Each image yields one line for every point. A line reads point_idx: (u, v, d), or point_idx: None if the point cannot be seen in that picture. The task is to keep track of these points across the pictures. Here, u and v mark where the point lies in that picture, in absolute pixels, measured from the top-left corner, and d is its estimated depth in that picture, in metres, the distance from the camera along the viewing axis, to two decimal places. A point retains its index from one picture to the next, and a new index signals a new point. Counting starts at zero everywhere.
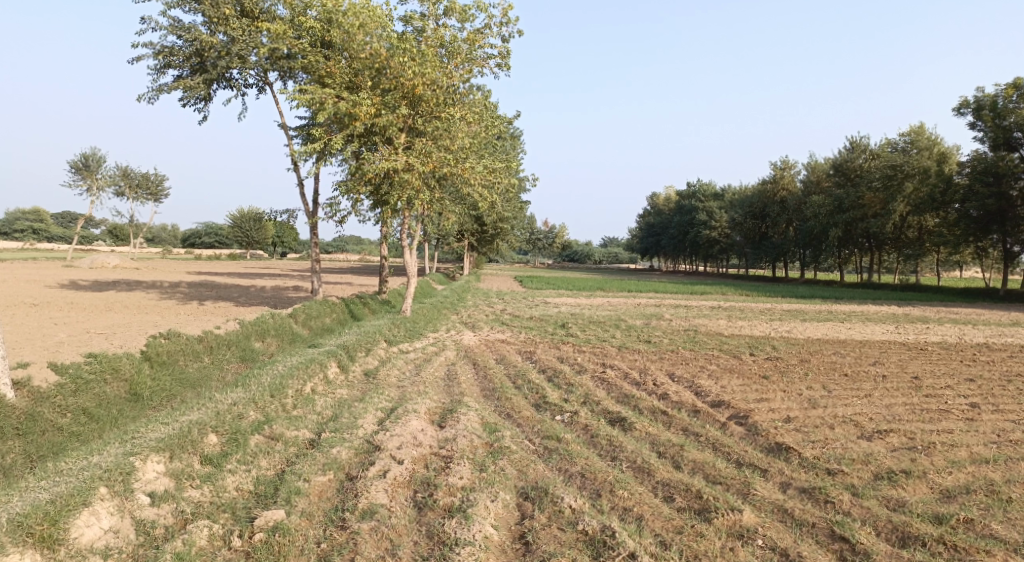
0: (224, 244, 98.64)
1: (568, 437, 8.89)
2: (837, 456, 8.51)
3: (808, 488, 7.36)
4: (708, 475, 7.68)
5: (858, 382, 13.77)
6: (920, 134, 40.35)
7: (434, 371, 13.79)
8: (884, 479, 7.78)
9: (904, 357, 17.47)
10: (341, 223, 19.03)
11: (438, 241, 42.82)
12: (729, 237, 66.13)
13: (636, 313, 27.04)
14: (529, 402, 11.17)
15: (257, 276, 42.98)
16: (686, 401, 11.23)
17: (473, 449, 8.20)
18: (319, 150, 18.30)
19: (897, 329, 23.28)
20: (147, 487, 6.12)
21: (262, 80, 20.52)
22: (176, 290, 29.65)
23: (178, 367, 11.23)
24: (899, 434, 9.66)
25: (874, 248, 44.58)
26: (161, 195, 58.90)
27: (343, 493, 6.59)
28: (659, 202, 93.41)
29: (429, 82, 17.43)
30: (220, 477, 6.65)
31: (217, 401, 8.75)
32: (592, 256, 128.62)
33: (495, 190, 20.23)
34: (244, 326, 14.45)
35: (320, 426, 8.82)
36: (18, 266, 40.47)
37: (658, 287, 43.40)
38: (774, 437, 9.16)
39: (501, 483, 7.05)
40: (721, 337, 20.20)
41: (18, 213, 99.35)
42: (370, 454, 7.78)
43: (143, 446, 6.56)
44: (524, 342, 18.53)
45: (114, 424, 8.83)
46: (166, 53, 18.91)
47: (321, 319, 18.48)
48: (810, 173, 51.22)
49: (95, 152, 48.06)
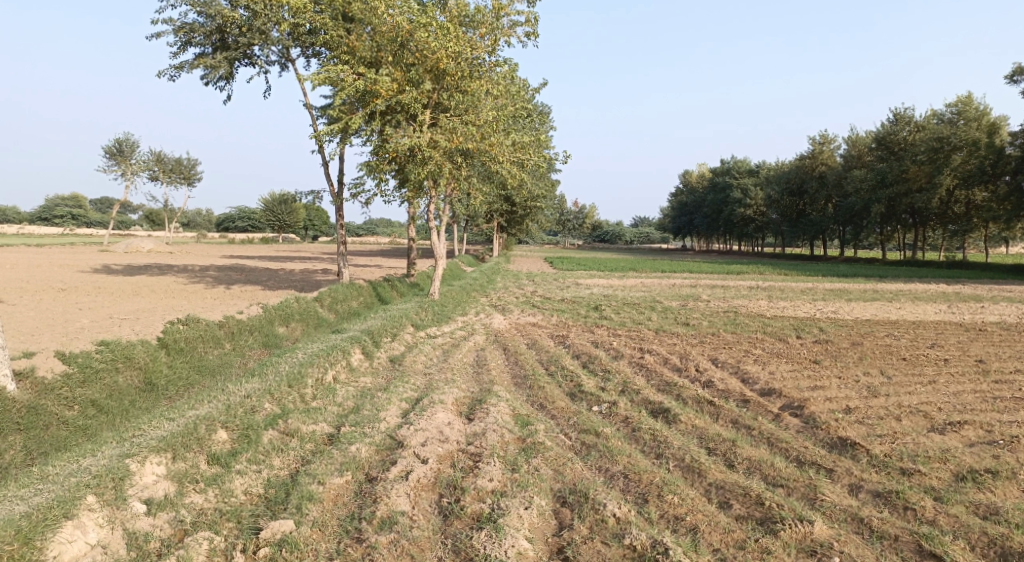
0: (257, 227, 99.63)
1: (607, 431, 8.14)
2: (911, 453, 7.59)
3: (884, 492, 6.49)
4: (766, 476, 6.87)
5: (919, 367, 12.67)
6: (968, 105, 38.45)
7: (463, 357, 13.16)
8: (968, 480, 6.85)
9: (963, 338, 16.25)
10: (366, 204, 18.44)
11: (467, 221, 42.18)
12: (765, 215, 64.42)
13: (671, 294, 26.07)
14: (563, 391, 10.44)
15: (287, 259, 42.91)
16: (734, 390, 10.37)
17: (504, 446, 7.50)
18: (343, 129, 17.74)
19: (951, 308, 21.92)
20: (144, 494, 5.59)
21: (285, 57, 19.93)
22: (206, 273, 29.56)
23: (197, 354, 10.77)
24: (975, 426, 8.67)
25: (919, 224, 42.70)
26: (194, 179, 59.18)
27: (360, 498, 5.93)
28: (692, 179, 91.52)
29: (453, 54, 16.55)
30: (227, 479, 6.08)
31: (229, 392, 8.19)
32: (623, 236, 126.93)
33: (524, 167, 19.36)
34: (266, 311, 14.00)
35: (339, 419, 8.21)
36: (56, 251, 41.03)
37: (693, 267, 42.22)
38: (837, 432, 8.26)
39: (536, 487, 6.34)
40: (763, 319, 19.15)
41: (57, 199, 101.44)
42: (391, 451, 7.13)
43: (141, 446, 6.04)
44: (556, 326, 17.77)
45: (126, 416, 8.39)
46: (187, 30, 18.37)
47: (347, 303, 17.97)
48: (850, 147, 49.25)
49: (129, 137, 48.32)
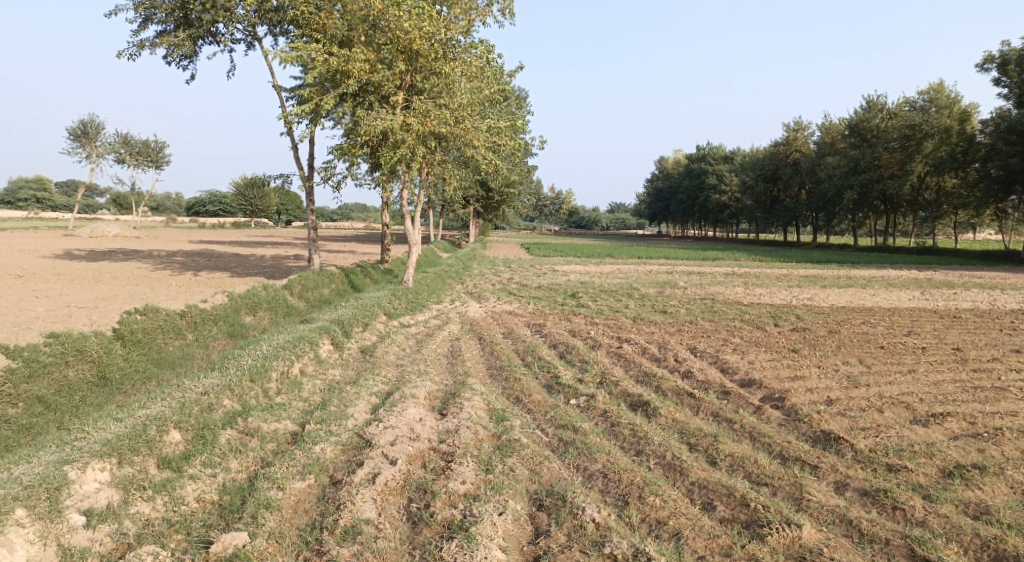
0: (229, 212, 97.68)
1: (586, 427, 7.82)
2: (896, 447, 7.41)
3: (871, 490, 6.36)
4: (750, 474, 6.65)
5: (898, 356, 12.56)
6: (939, 92, 38.77)
7: (437, 347, 12.76)
8: (956, 477, 6.69)
9: (939, 326, 16.22)
10: (338, 189, 17.87)
11: (442, 206, 41.58)
12: (739, 201, 64.66)
13: (648, 281, 25.85)
14: (540, 383, 10.11)
15: (259, 245, 41.90)
16: (714, 381, 10.12)
17: (478, 444, 7.15)
18: (313, 111, 17.13)
19: (924, 295, 22.02)
20: (83, 504, 5.13)
21: (251, 35, 19.14)
22: (172, 259, 28.68)
23: (156, 346, 10.22)
24: (958, 417, 8.52)
25: (890, 211, 43.08)
26: (162, 162, 57.51)
27: (323, 505, 5.53)
28: (668, 165, 91.66)
29: (427, 35, 15.99)
30: (178, 485, 5.61)
31: (185, 389, 7.65)
32: (600, 222, 126.78)
33: (499, 152, 18.90)
34: (232, 299, 13.44)
35: (305, 416, 7.77)
36: (17, 236, 39.54)
37: (669, 253, 42.12)
38: (819, 425, 8.06)
39: (511, 490, 6.02)
40: (740, 306, 19.01)
41: (20, 182, 98.60)
42: (358, 451, 6.73)
43: (83, 451, 5.54)
44: (533, 314, 17.46)
45: (76, 413, 7.86)
46: (147, 7, 17.50)
47: (318, 291, 17.43)
48: (824, 134, 49.44)
49: (93, 118, 46.66)
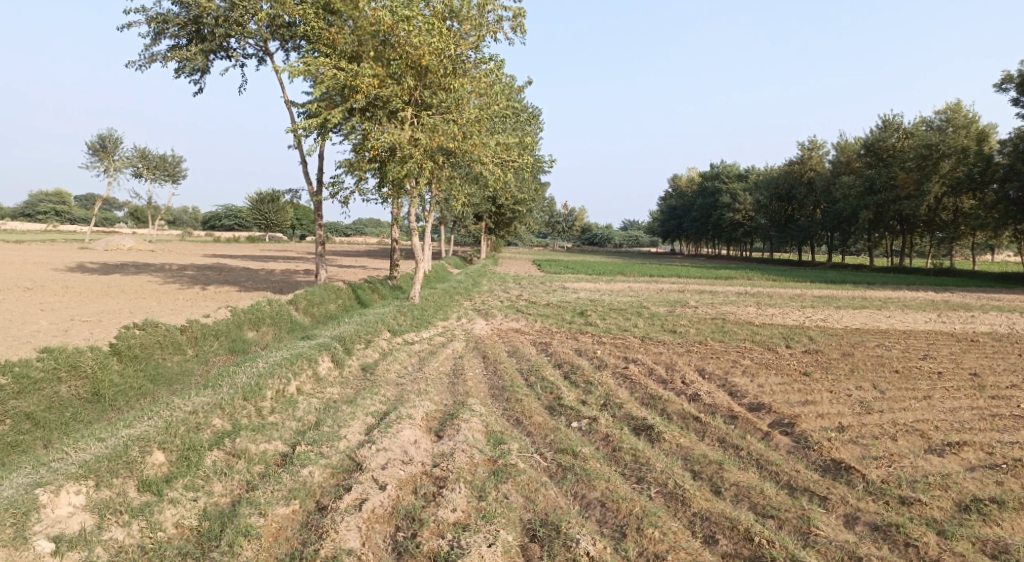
0: (244, 226, 98.47)
1: (586, 452, 7.57)
2: (909, 478, 7.08)
3: (882, 525, 6.06)
4: (755, 505, 6.35)
5: (913, 380, 12.16)
6: (956, 113, 38.34)
7: (440, 366, 12.54)
8: (973, 511, 6.36)
9: (956, 350, 15.79)
10: (345, 203, 17.80)
11: (454, 223, 41.54)
12: (753, 220, 64.23)
13: (659, 299, 25.52)
14: (542, 404, 9.85)
15: (271, 259, 41.98)
16: (722, 405, 9.80)
17: (473, 468, 6.90)
18: (322, 124, 17.13)
19: (941, 317, 21.54)
20: (54, 529, 4.98)
21: (263, 50, 19.25)
22: (183, 272, 28.73)
23: (153, 361, 10.10)
24: (975, 447, 8.16)
25: (906, 231, 42.49)
26: (179, 176, 58.09)
27: (305, 532, 5.37)
28: (681, 184, 91.47)
29: (437, 51, 15.94)
30: (156, 510, 5.46)
31: (175, 407, 7.50)
32: (613, 240, 126.52)
33: (508, 168, 18.76)
34: (235, 314, 13.34)
35: (297, 436, 7.57)
36: (33, 248, 39.91)
37: (681, 271, 41.71)
38: (830, 453, 7.73)
39: (503, 519, 5.78)
40: (752, 327, 18.66)
41: (40, 194, 100.00)
42: (349, 475, 6.51)
43: (58, 473, 5.41)
44: (539, 332, 17.22)
45: (65, 430, 7.73)
46: (160, 21, 17.65)
47: (324, 306, 17.32)
48: (839, 153, 49.04)
49: (112, 132, 47.27)
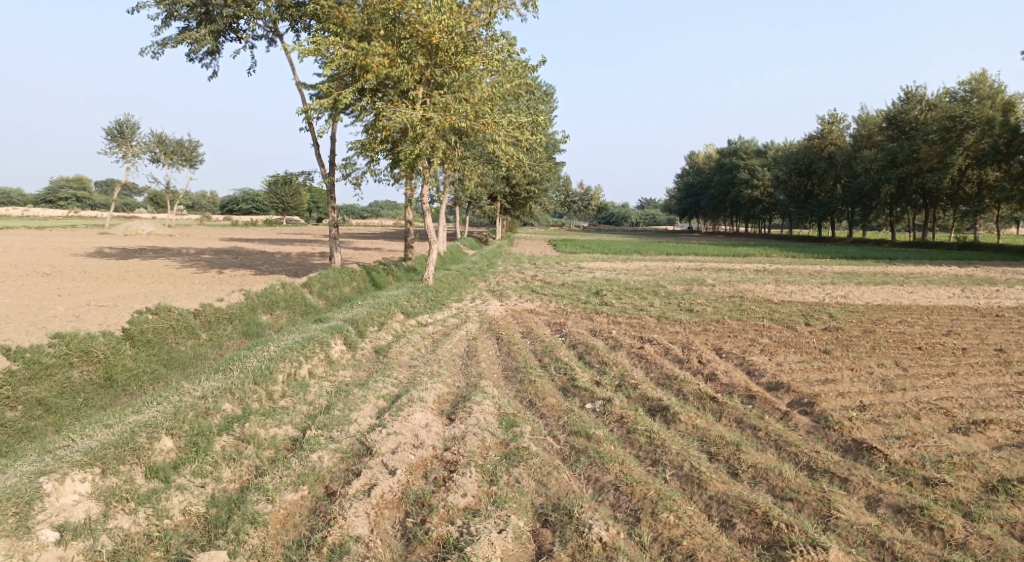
0: (261, 210, 99.09)
1: (600, 434, 7.41)
2: (934, 459, 6.84)
3: (906, 507, 5.87)
4: (774, 488, 6.18)
5: (936, 358, 11.84)
6: (982, 82, 37.18)
7: (452, 347, 12.43)
8: (1001, 493, 6.13)
9: (980, 325, 15.37)
10: (358, 185, 17.64)
11: (468, 204, 41.37)
12: (772, 196, 63.28)
13: (676, 278, 25.18)
14: (555, 386, 9.70)
15: (287, 243, 42.12)
16: (739, 385, 9.59)
17: (484, 452, 6.78)
18: (333, 106, 16.94)
19: (965, 292, 21.04)
20: (58, 518, 4.97)
21: (272, 31, 19.04)
22: (200, 256, 28.91)
23: (167, 346, 10.10)
24: (1002, 426, 7.89)
25: (929, 205, 41.54)
26: (196, 161, 58.38)
27: (313, 519, 5.32)
28: (698, 160, 90.32)
29: (447, 29, 15.61)
30: (163, 497, 5.45)
31: (184, 393, 7.45)
32: (629, 218, 125.66)
33: (522, 147, 18.45)
34: (248, 298, 13.32)
35: (307, 420, 7.50)
36: (55, 234, 40.39)
37: (698, 249, 41.22)
38: (851, 433, 7.52)
39: (514, 503, 5.67)
40: (770, 305, 18.34)
41: (62, 181, 101.21)
42: (359, 459, 6.44)
43: (62, 461, 5.40)
44: (553, 313, 17.04)
45: (77, 416, 7.75)
46: (169, 4, 17.48)
47: (338, 288, 17.27)
48: (860, 126, 47.94)
49: (129, 119, 47.46)
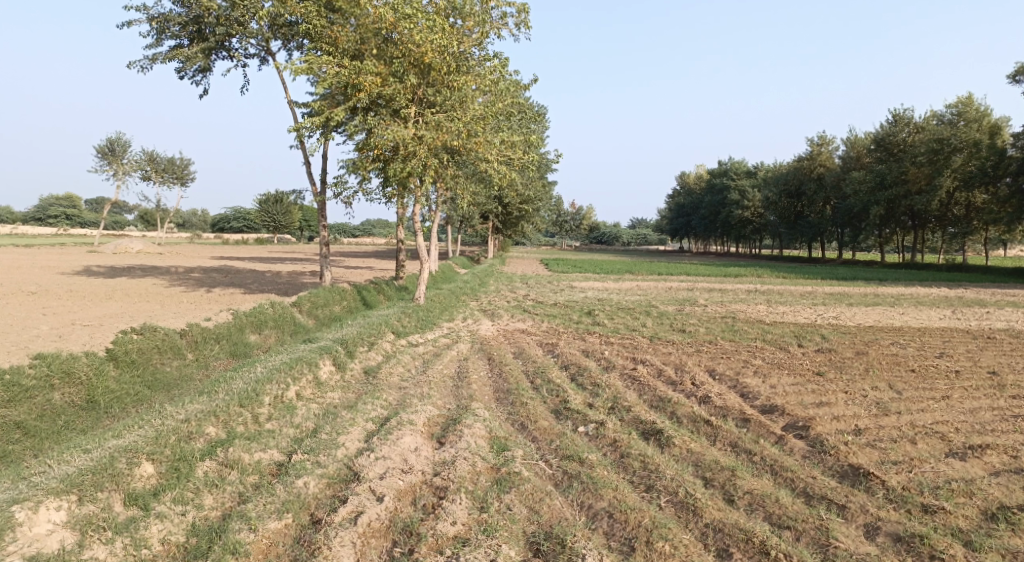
0: (253, 228, 98.81)
1: (593, 458, 7.27)
2: (931, 484, 6.74)
3: (905, 535, 5.76)
4: (770, 515, 6.05)
5: (930, 380, 11.78)
6: (968, 106, 37.71)
7: (443, 368, 12.28)
8: (1000, 520, 6.04)
9: (973, 347, 15.37)
10: (349, 203, 17.55)
11: (460, 223, 41.34)
12: (762, 217, 63.73)
13: (668, 298, 25.15)
14: (548, 408, 9.56)
15: (278, 261, 41.88)
16: (733, 407, 9.48)
17: (475, 477, 6.62)
18: (325, 124, 16.92)
19: (956, 314, 21.10)
20: (30, 549, 4.78)
21: (265, 49, 19.06)
22: (189, 275, 28.64)
23: (152, 366, 9.91)
24: (999, 450, 7.81)
25: (918, 226, 41.87)
26: (188, 179, 58.24)
27: (297, 549, 5.15)
28: (689, 181, 90.93)
29: (439, 48, 15.64)
30: (142, 525, 5.28)
31: (167, 415, 7.27)
32: (621, 238, 126.10)
33: (514, 165, 18.41)
34: (237, 317, 13.14)
35: (294, 444, 7.32)
36: (44, 252, 40.05)
37: (690, 270, 41.25)
38: (847, 458, 7.41)
39: (506, 532, 5.51)
40: (763, 326, 18.29)
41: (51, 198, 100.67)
42: (346, 485, 6.27)
43: (37, 488, 5.22)
44: (546, 333, 16.93)
45: (57, 439, 7.55)
46: (161, 21, 17.47)
47: (328, 308, 17.08)
48: (849, 148, 48.44)
49: (121, 136, 47.35)
